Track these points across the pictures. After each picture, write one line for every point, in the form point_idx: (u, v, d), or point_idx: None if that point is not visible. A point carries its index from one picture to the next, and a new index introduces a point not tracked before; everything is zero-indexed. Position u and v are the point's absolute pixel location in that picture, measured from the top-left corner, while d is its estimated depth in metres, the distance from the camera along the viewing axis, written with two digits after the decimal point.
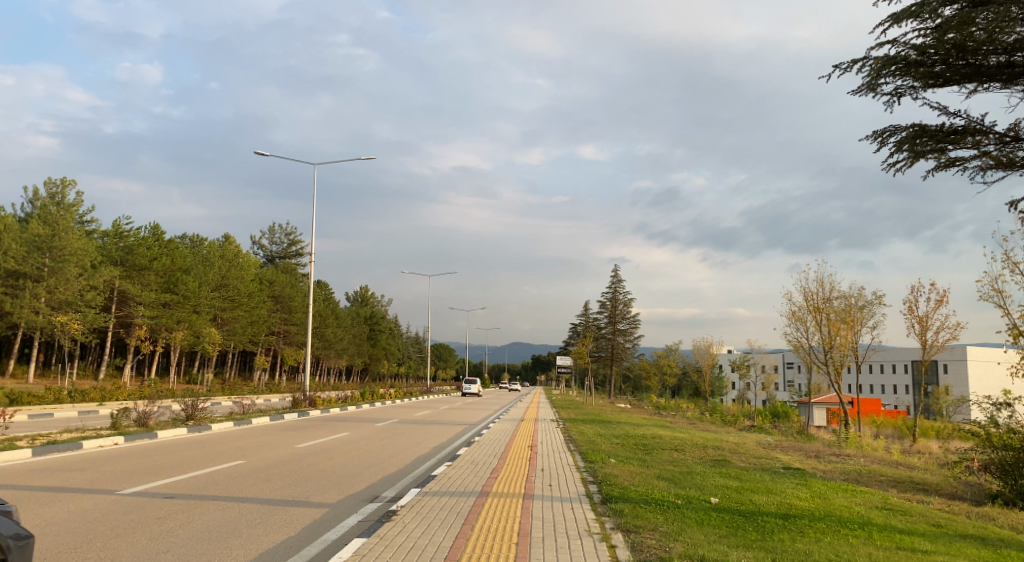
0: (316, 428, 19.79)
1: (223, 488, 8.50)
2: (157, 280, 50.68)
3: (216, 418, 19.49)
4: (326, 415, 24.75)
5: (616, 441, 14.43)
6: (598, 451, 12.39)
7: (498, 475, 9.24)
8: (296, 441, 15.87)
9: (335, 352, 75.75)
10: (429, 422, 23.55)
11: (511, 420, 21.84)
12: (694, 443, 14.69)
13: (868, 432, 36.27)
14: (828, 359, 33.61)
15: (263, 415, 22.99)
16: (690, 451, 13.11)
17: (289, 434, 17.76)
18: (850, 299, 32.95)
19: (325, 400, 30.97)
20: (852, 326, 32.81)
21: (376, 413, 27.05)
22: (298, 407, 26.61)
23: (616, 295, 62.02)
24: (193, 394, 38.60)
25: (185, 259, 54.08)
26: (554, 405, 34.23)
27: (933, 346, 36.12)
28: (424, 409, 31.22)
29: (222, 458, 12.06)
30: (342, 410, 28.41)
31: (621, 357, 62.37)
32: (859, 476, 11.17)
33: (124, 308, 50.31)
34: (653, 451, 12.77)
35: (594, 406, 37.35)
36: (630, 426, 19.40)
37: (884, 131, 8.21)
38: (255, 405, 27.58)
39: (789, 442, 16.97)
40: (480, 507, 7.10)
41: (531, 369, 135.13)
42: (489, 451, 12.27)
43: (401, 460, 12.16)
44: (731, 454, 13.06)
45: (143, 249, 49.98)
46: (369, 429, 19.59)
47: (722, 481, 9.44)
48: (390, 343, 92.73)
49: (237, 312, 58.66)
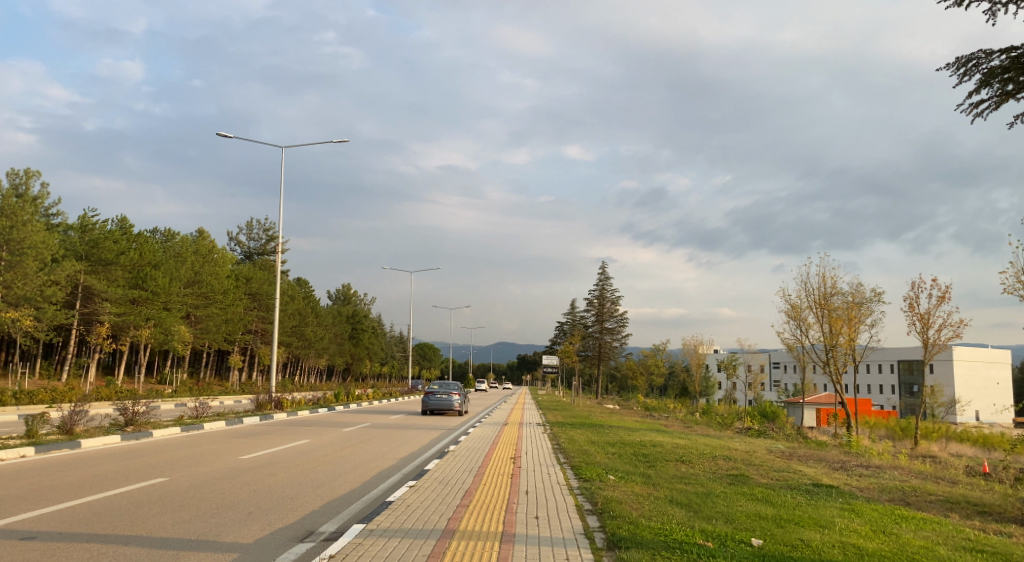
0: (277, 434, 17.79)
1: (112, 525, 6.55)
2: (124, 275, 48.54)
3: (162, 423, 17.50)
4: (292, 419, 22.85)
5: (613, 451, 12.54)
6: (594, 465, 10.45)
7: (470, 503, 7.29)
8: (244, 450, 13.79)
9: (315, 351, 73.55)
10: (403, 427, 21.62)
11: (493, 425, 19.98)
12: (700, 453, 12.84)
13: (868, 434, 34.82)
14: (829, 358, 32.00)
15: (219, 419, 20.90)
16: (699, 463, 11.26)
17: (242, 442, 15.69)
18: (853, 295, 31.24)
19: (295, 401, 29.04)
20: (857, 325, 30.95)
21: (348, 416, 25.18)
22: (262, 410, 24.64)
23: (604, 293, 60.32)
24: (158, 396, 36.46)
25: (154, 253, 52.06)
26: (541, 406, 32.49)
27: (936, 344, 34.61)
28: (401, 411, 29.17)
29: (146, 473, 10.05)
30: (311, 413, 26.43)
31: (608, 356, 60.73)
32: (903, 494, 9.39)
33: (88, 305, 47.74)
34: (656, 464, 10.88)
35: (582, 407, 35.65)
36: (625, 431, 17.62)
37: (970, 59, 6.42)
38: (216, 406, 25.51)
39: (802, 450, 15.15)
40: (439, 556, 5.19)
41: (517, 369, 133.42)
42: (464, 465, 10.32)
43: (358, 477, 10.18)
44: (747, 466, 11.19)
45: (109, 243, 47.38)
46: (334, 436, 17.54)
47: (750, 507, 7.55)
48: (372, 342, 90.65)
49: (212, 310, 56.49)
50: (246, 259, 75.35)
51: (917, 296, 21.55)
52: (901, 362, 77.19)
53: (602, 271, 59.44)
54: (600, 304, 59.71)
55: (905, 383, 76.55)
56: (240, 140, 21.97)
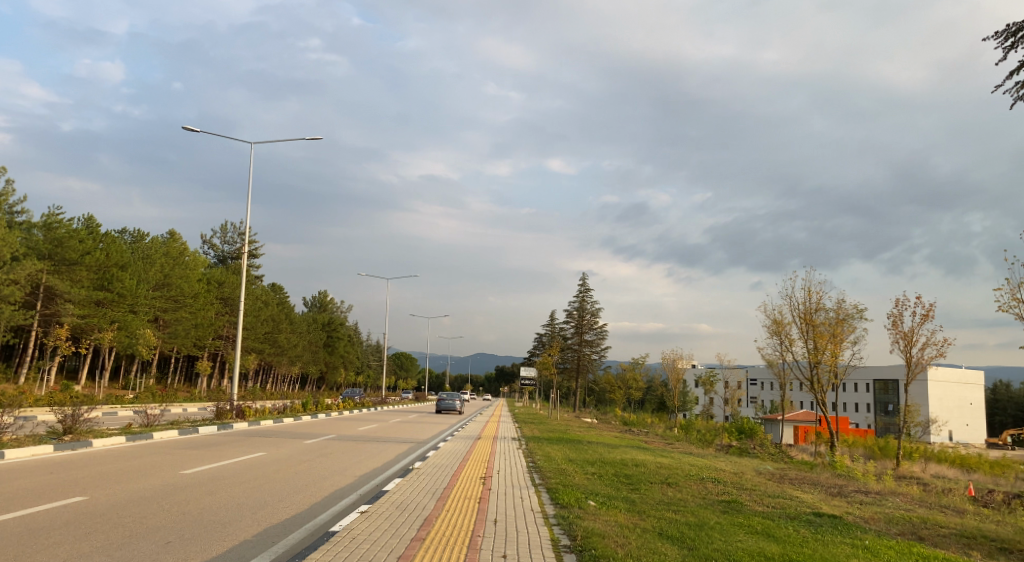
0: (232, 445, 16.52)
1: None
2: (88, 276, 46.97)
3: (107, 431, 16.20)
4: (252, 428, 21.58)
5: (592, 471, 11.54)
6: (571, 488, 9.44)
7: (428, 536, 6.28)
8: (188, 463, 12.53)
9: (288, 359, 71.91)
10: (370, 439, 20.43)
11: (466, 438, 18.97)
12: (685, 474, 11.87)
13: (852, 453, 33.96)
14: (813, 376, 31.21)
15: (173, 427, 19.63)
16: (686, 487, 10.30)
17: (192, 453, 14.42)
18: (837, 312, 30.53)
19: (260, 410, 27.75)
20: (842, 342, 30.21)
21: (314, 427, 23.93)
22: (223, 418, 23.34)
23: (583, 304, 59.50)
24: (117, 401, 34.87)
25: (122, 254, 50.45)
26: (517, 419, 31.61)
27: (919, 363, 34.04)
28: (370, 422, 27.95)
29: (66, 490, 8.89)
30: (275, 422, 25.19)
31: (586, 369, 59.85)
32: (913, 527, 8.45)
33: (50, 306, 46.03)
34: (641, 488, 9.90)
35: (558, 421, 34.78)
36: (604, 448, 16.67)
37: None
38: (174, 414, 24.21)
39: (792, 472, 14.20)
40: None
41: (495, 381, 132.03)
42: (428, 487, 9.29)
43: (308, 497, 9.09)
44: (738, 491, 10.26)
45: (74, 242, 45.76)
46: (294, 448, 16.33)
47: (752, 544, 6.56)
48: (348, 350, 89.02)
49: (181, 314, 54.90)
50: (220, 263, 73.74)
51: (901, 312, 19.36)
52: (876, 381, 77.13)
53: (582, 283, 58.68)
54: (580, 316, 58.88)
55: (880, 402, 76.46)
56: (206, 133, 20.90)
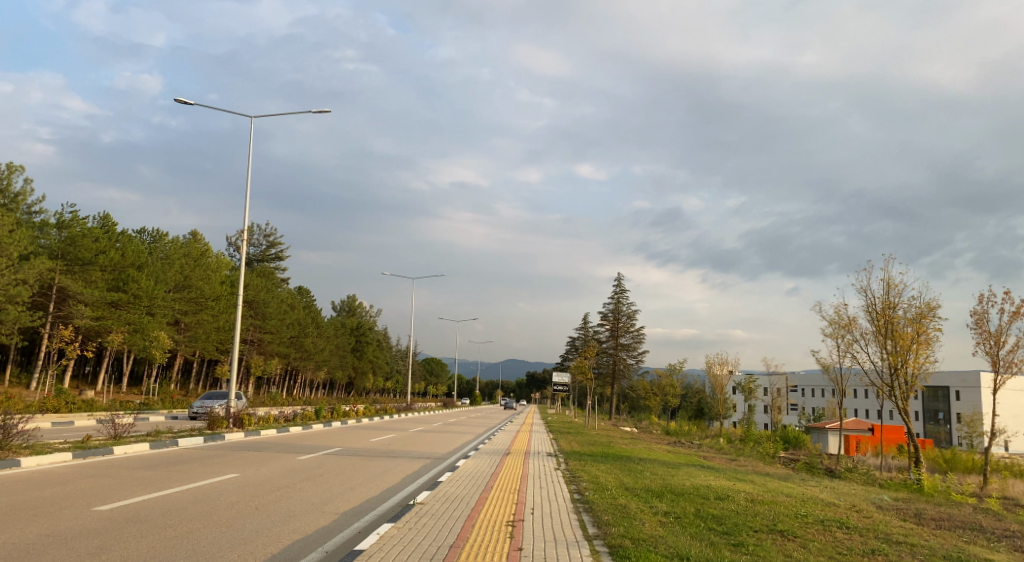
0: (205, 463, 13.40)
1: None
2: (103, 277, 44.86)
3: (54, 447, 13.26)
4: (245, 440, 18.57)
5: (664, 512, 8.35)
6: (646, 548, 6.27)
7: None
8: (120, 492, 9.42)
9: (314, 364, 69.34)
10: (378, 454, 17.21)
11: (492, 454, 15.80)
12: (794, 516, 8.52)
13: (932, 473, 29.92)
14: (893, 383, 27.18)
15: (150, 439, 16.70)
16: (812, 541, 7.04)
17: (142, 474, 11.29)
18: (919, 309, 26.58)
19: (263, 418, 24.82)
20: (928, 344, 26.22)
21: (317, 438, 20.91)
22: (215, 428, 20.46)
23: (619, 305, 56.19)
24: (122, 408, 32.28)
25: (139, 254, 48.25)
26: (552, 429, 28.44)
27: (1006, 365, 30.01)
28: (388, 433, 24.85)
29: None
30: (276, 433, 22.24)
31: (622, 375, 56.21)
32: None
33: (62, 307, 43.82)
34: (748, 544, 6.79)
35: (598, 431, 31.48)
36: (666, 470, 13.39)
37: None
38: (163, 423, 21.43)
39: (924, 508, 10.67)
40: None
41: (526, 388, 128.64)
42: (430, 549, 6.16)
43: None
44: (890, 546, 6.96)
45: (87, 241, 43.56)
46: (282, 468, 13.22)
47: None
48: (377, 355, 86.40)
49: (202, 317, 52.70)
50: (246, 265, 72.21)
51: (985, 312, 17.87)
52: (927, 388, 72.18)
53: (619, 284, 55.26)
54: (616, 319, 55.66)
55: (930, 410, 71.53)
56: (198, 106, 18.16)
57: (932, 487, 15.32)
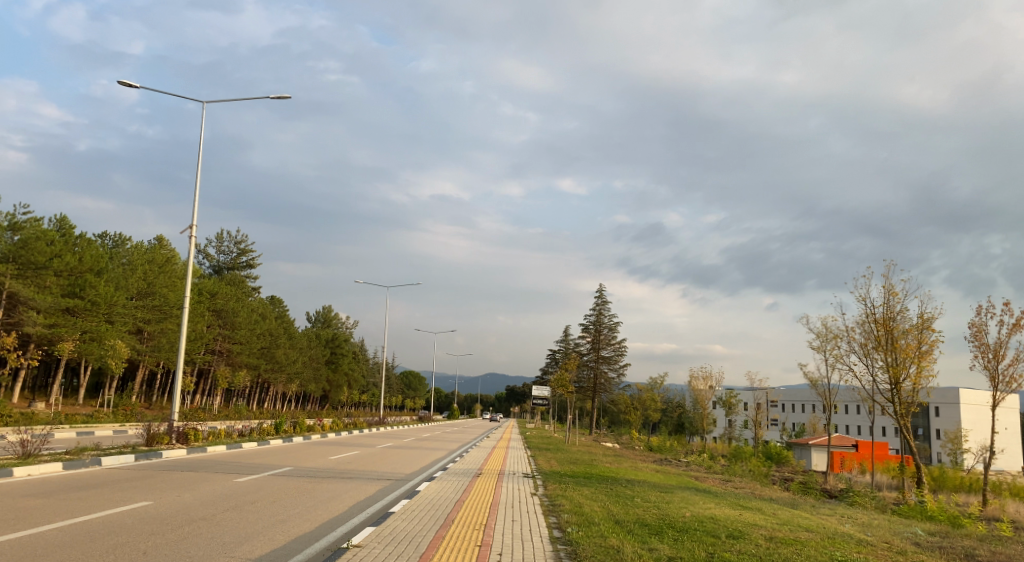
0: (121, 487, 11.34)
1: None
2: (58, 281, 42.23)
3: None
4: (184, 458, 16.49)
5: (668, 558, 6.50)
6: None
7: None
8: None
9: (286, 375, 66.79)
10: (333, 475, 15.17)
11: (459, 476, 13.79)
12: None
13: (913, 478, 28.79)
14: (893, 399, 25.63)
15: (66, 457, 14.53)
16: None
17: (27, 504, 9.12)
18: (920, 319, 25.12)
19: (213, 433, 22.67)
20: (929, 356, 24.75)
21: (269, 456, 18.83)
22: (154, 445, 18.35)
23: (601, 317, 54.47)
24: (65, 421, 29.89)
25: (98, 259, 45.68)
26: (531, 445, 26.60)
27: (1004, 380, 28.66)
28: (351, 450, 22.75)
29: None
30: (225, 450, 20.15)
31: (603, 389, 54.47)
32: None
33: (12, 314, 41.06)
34: None
35: (579, 448, 29.69)
36: (662, 497, 11.52)
37: None
38: (97, 439, 19.27)
39: (974, 547, 8.91)
40: None
41: (505, 401, 126.51)
42: None
43: None
44: None
45: (42, 244, 40.93)
46: (209, 493, 11.11)
47: None
48: (352, 367, 83.86)
49: (165, 326, 50.10)
50: (216, 273, 69.75)
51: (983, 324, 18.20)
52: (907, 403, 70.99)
53: (600, 295, 53.61)
54: (597, 331, 53.90)
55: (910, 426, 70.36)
56: (144, 89, 16.23)
57: (949, 512, 13.69)
